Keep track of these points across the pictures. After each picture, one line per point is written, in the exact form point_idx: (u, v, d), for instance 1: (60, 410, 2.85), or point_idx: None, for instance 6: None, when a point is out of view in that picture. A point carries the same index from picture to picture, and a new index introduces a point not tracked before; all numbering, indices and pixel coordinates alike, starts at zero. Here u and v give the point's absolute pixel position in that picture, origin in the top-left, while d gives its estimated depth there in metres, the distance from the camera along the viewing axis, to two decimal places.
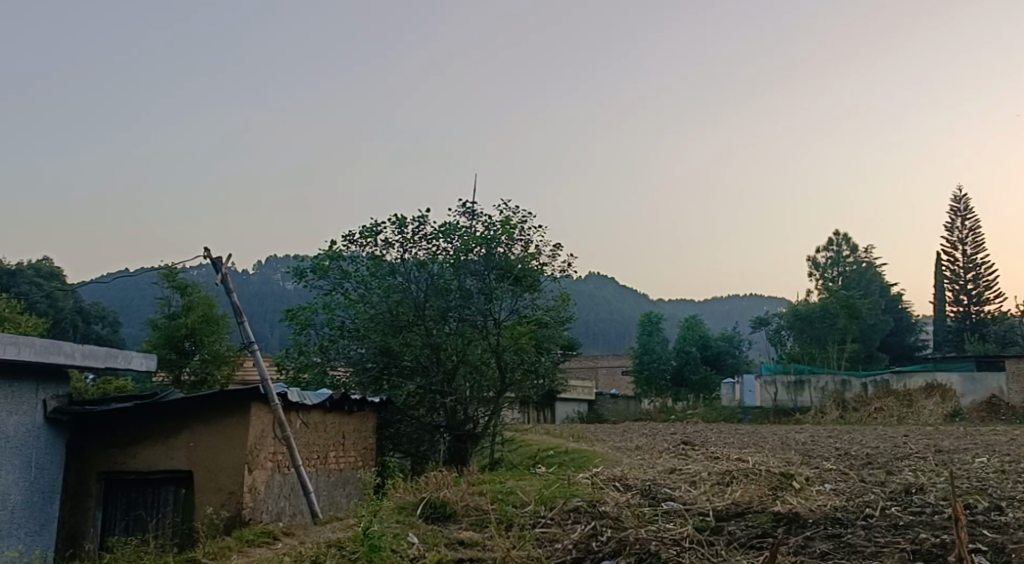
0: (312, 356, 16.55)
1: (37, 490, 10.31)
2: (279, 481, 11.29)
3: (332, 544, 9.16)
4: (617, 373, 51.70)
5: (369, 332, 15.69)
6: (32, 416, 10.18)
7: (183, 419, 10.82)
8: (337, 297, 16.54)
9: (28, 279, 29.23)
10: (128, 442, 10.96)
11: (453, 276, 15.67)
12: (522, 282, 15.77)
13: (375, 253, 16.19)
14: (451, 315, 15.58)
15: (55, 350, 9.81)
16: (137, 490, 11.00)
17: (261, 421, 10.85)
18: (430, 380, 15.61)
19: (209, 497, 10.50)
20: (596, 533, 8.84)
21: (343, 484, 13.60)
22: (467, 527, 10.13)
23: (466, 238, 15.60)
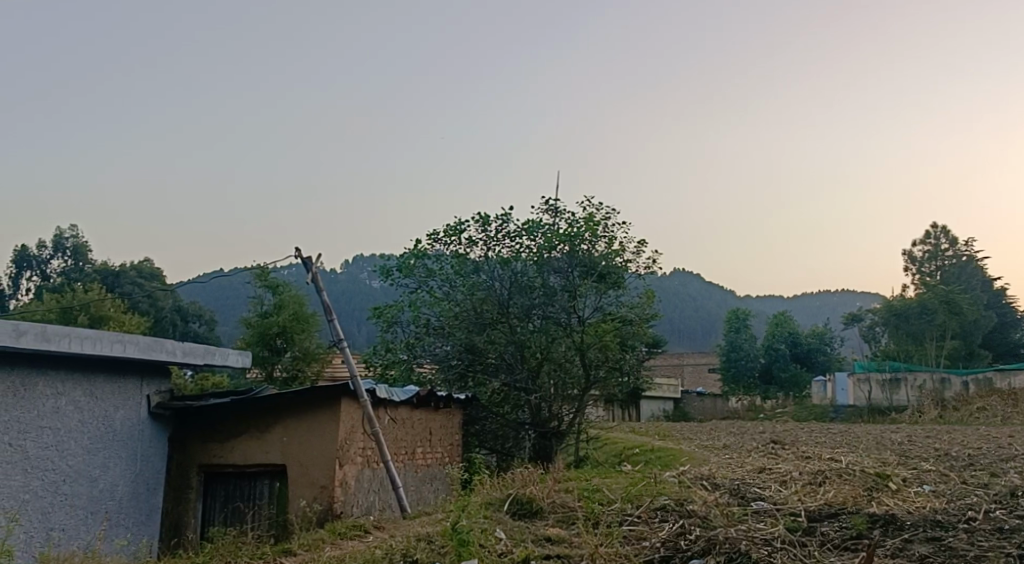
0: (399, 353, 16.80)
1: (143, 482, 10.72)
2: (368, 475, 11.53)
3: (421, 538, 9.31)
4: (704, 371, 51.16)
5: (454, 329, 15.89)
6: (137, 410, 10.59)
7: (278, 414, 11.12)
8: (422, 294, 16.85)
9: (130, 279, 30.39)
10: (226, 436, 11.30)
11: (537, 273, 15.82)
12: (607, 279, 15.90)
13: (459, 251, 16.42)
14: (535, 313, 15.70)
15: (155, 346, 10.18)
16: (234, 483, 11.34)
17: (351, 416, 11.06)
18: (514, 378, 15.69)
19: (302, 490, 10.78)
20: (685, 531, 8.79)
21: (431, 480, 13.79)
22: (554, 524, 10.19)
23: (549, 235, 15.73)
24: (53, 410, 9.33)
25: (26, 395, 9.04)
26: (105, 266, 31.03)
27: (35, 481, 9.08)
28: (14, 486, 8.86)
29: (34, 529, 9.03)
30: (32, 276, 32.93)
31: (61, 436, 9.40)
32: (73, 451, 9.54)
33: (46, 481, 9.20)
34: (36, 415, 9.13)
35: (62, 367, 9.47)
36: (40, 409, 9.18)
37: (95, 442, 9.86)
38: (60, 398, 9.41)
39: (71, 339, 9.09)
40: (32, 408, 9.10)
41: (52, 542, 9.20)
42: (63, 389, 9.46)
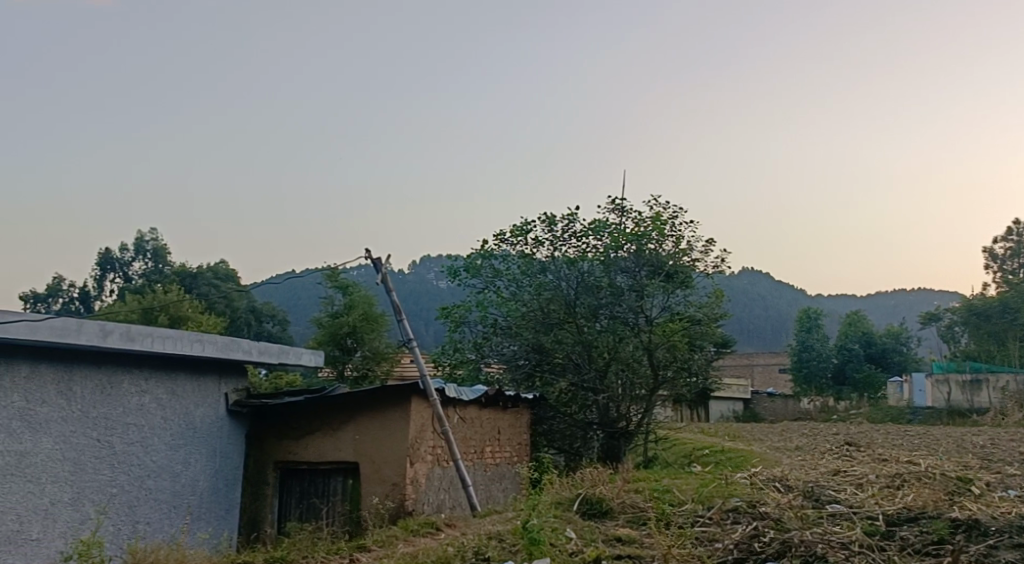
0: (467, 352, 16.98)
1: (222, 478, 10.99)
2: (439, 473, 11.67)
3: (492, 536, 9.39)
4: (775, 371, 50.48)
5: (522, 329, 15.95)
6: (215, 408, 10.86)
7: (350, 412, 11.31)
8: (489, 294, 17.05)
9: (207, 280, 31.14)
10: (301, 434, 11.53)
11: (604, 273, 15.82)
12: (675, 278, 15.77)
13: (526, 251, 16.65)
14: (602, 313, 15.72)
15: (232, 346, 10.43)
16: (309, 479, 11.55)
17: (421, 414, 11.18)
18: (581, 378, 15.68)
19: (374, 487, 10.94)
20: (758, 533, 8.72)
21: (500, 479, 13.87)
22: (625, 524, 10.19)
23: (616, 235, 15.79)
24: (138, 407, 9.63)
25: (112, 393, 9.34)
26: (183, 268, 31.85)
27: (121, 476, 9.38)
28: (103, 481, 9.17)
29: (120, 522, 9.34)
30: (114, 277, 33.93)
31: (145, 432, 9.70)
32: (156, 447, 9.83)
33: (131, 476, 9.50)
34: (122, 412, 9.43)
35: (146, 365, 9.76)
36: (125, 406, 9.48)
37: (177, 438, 10.14)
38: (144, 395, 9.70)
39: (154, 338, 9.37)
40: (118, 405, 9.40)
41: (138, 534, 9.51)
42: (147, 387, 9.75)
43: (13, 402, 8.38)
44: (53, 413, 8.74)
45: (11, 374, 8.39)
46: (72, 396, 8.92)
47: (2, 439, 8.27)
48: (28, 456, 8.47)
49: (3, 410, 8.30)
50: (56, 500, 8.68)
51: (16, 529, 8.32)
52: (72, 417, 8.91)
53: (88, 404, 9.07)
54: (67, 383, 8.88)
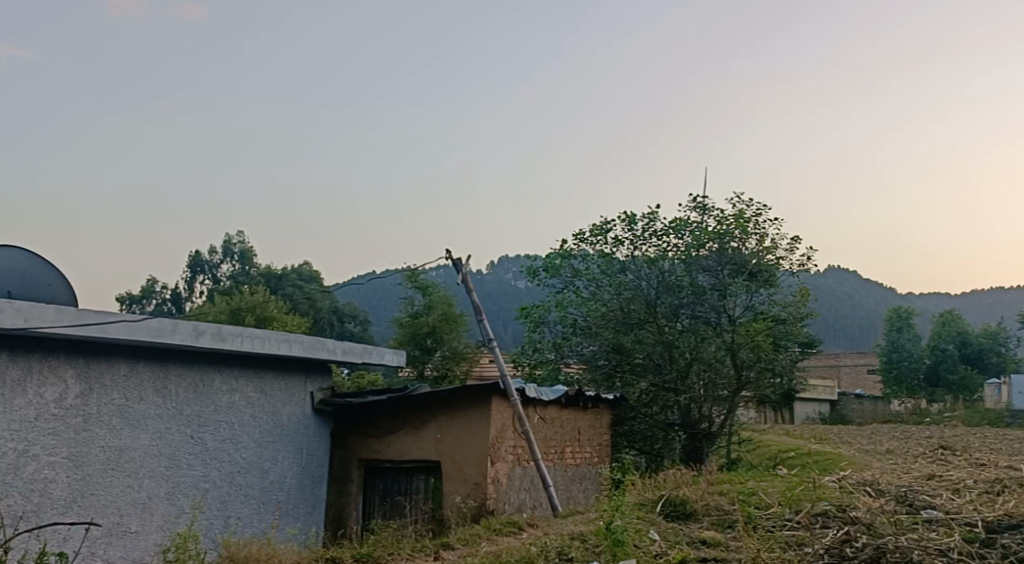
0: (547, 353, 17.03)
1: (309, 475, 11.16)
2: (520, 473, 11.66)
3: (575, 536, 9.34)
4: (864, 372, 49.25)
5: (602, 328, 15.77)
6: (302, 406, 11.03)
7: (433, 411, 11.38)
8: (569, 294, 17.28)
9: (292, 282, 31.75)
10: (384, 432, 11.65)
11: (685, 272, 15.76)
12: (758, 277, 15.61)
13: (606, 250, 16.75)
14: (684, 312, 15.57)
15: (318, 345, 10.59)
16: (392, 478, 11.67)
17: (502, 414, 11.20)
18: (663, 378, 15.26)
19: (456, 486, 10.99)
20: (850, 538, 8.49)
21: (581, 479, 13.78)
22: (709, 526, 10.04)
23: (698, 233, 15.85)
24: (228, 405, 9.84)
25: (205, 391, 9.56)
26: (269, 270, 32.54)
27: (214, 472, 9.60)
28: (196, 476, 9.40)
29: (212, 517, 9.57)
30: (204, 280, 34.82)
31: (235, 429, 9.90)
32: (246, 444, 10.04)
33: (223, 471, 9.71)
34: (213, 410, 9.65)
35: (235, 364, 9.97)
36: (217, 404, 9.70)
37: (265, 436, 10.33)
38: (234, 394, 9.90)
39: (244, 338, 9.56)
40: (211, 403, 9.62)
41: (231, 528, 9.74)
42: (237, 386, 9.96)
43: (112, 399, 8.64)
44: (150, 410, 8.98)
45: (110, 373, 8.66)
46: (167, 394, 9.16)
47: (103, 434, 8.54)
48: (127, 451, 8.73)
49: (103, 407, 8.56)
50: (153, 494, 8.93)
51: (117, 521, 8.59)
52: (167, 414, 9.15)
53: (182, 401, 9.30)
54: (162, 382, 9.12)
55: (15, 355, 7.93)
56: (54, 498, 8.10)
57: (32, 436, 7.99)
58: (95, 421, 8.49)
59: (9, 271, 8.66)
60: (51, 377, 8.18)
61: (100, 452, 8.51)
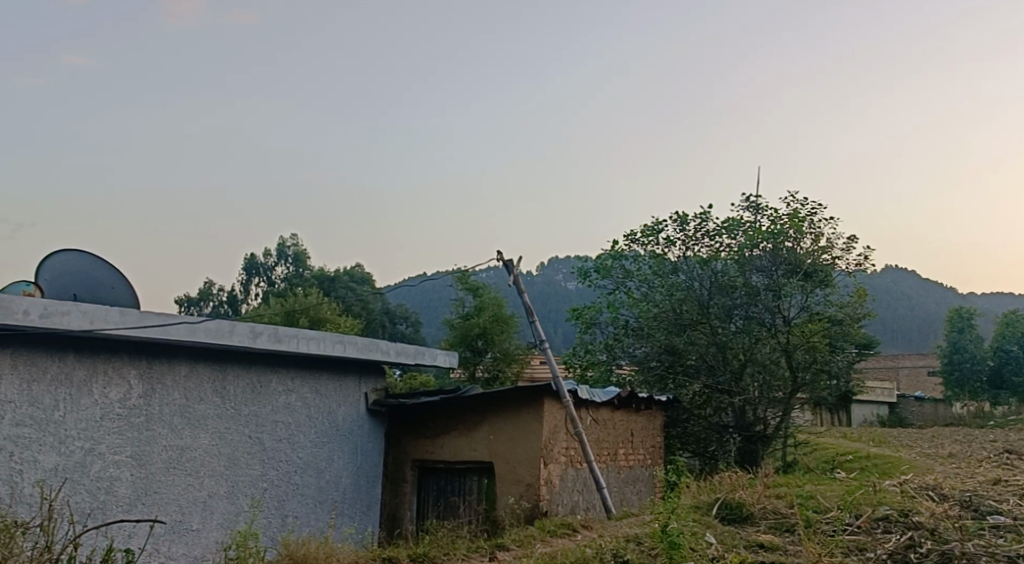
0: (599, 354, 16.97)
1: (363, 475, 11.22)
2: (572, 475, 11.60)
3: (630, 538, 9.27)
4: (923, 374, 48.30)
5: (653, 330, 15.71)
6: (356, 406, 11.10)
7: (486, 412, 11.36)
8: (620, 295, 17.11)
9: (345, 284, 32.04)
10: (437, 432, 11.67)
11: (739, 272, 15.55)
12: (814, 277, 15.35)
13: (657, 251, 16.54)
14: (737, 314, 15.42)
15: (371, 347, 10.64)
16: (446, 478, 11.69)
17: (554, 415, 11.14)
18: (716, 379, 15.21)
19: (509, 487, 10.98)
20: (914, 543, 8.33)
21: (635, 481, 13.68)
22: (766, 530, 9.90)
23: (752, 232, 15.57)
24: (285, 405, 9.93)
25: (262, 391, 9.67)
26: (322, 272, 32.88)
27: (272, 471, 9.71)
28: (255, 475, 9.51)
29: (270, 515, 9.68)
30: (260, 281, 35.35)
31: (292, 430, 10.00)
32: (303, 444, 10.13)
33: (280, 471, 9.81)
34: (271, 410, 9.75)
35: (291, 364, 10.06)
36: (274, 404, 9.80)
37: (321, 436, 10.42)
38: (290, 394, 10.00)
39: (299, 339, 9.63)
40: (268, 403, 9.73)
41: (288, 527, 9.85)
42: (293, 386, 10.06)
43: (174, 399, 8.77)
44: (210, 410, 9.10)
45: (171, 373, 8.79)
46: (226, 394, 9.27)
47: (165, 434, 8.68)
48: (188, 451, 8.86)
49: (165, 407, 8.70)
50: (214, 493, 9.05)
51: (179, 519, 8.73)
52: (227, 414, 9.26)
53: (240, 401, 9.42)
54: (221, 382, 9.24)
55: (80, 357, 8.09)
56: (120, 495, 8.25)
57: (97, 436, 8.14)
58: (158, 421, 8.63)
59: (74, 275, 8.84)
60: (115, 378, 8.33)
61: (163, 451, 8.64)
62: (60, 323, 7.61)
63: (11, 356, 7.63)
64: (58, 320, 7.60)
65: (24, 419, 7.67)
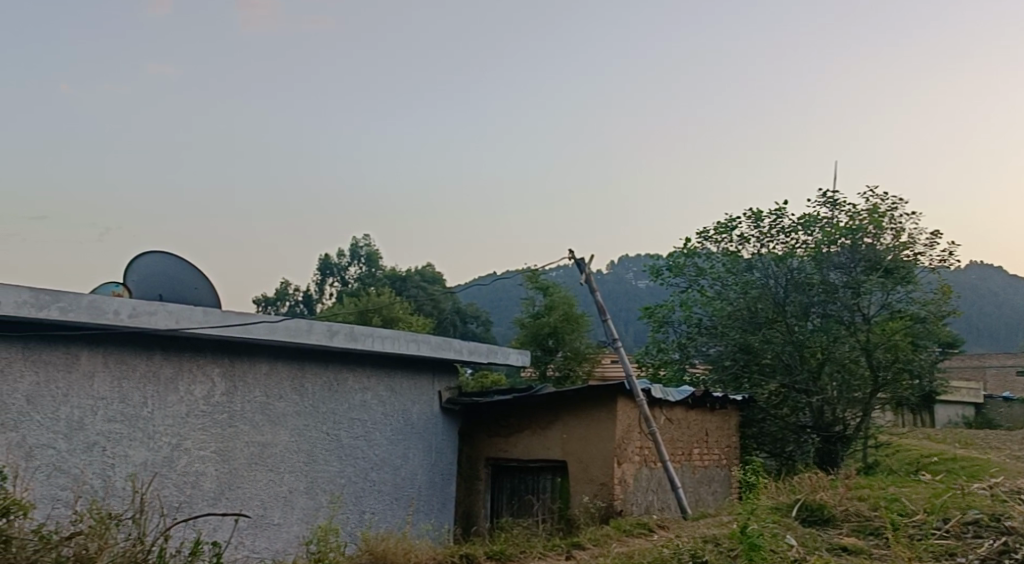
0: (672, 353, 16.84)
1: (438, 472, 11.25)
2: (647, 474, 11.47)
3: (708, 539, 9.12)
4: (1010, 374, 46.77)
5: (728, 329, 15.45)
6: (430, 405, 11.12)
7: (559, 411, 11.29)
8: (693, 294, 16.90)
9: (416, 284, 32.24)
10: (510, 431, 11.64)
11: (816, 269, 15.16)
12: (895, 274, 14.94)
13: (731, 248, 16.36)
14: (813, 311, 15.09)
15: (445, 346, 10.66)
16: (519, 477, 11.67)
17: (628, 414, 11.02)
18: (794, 379, 14.83)
19: (583, 486, 10.89)
20: (1009, 549, 8.05)
21: (710, 482, 13.46)
22: (849, 533, 9.65)
23: (828, 229, 15.16)
24: (361, 403, 10.00)
25: (339, 389, 9.75)
26: (394, 272, 33.16)
27: (349, 468, 9.78)
28: (333, 471, 9.59)
29: (349, 511, 9.76)
30: (334, 281, 35.82)
31: (368, 427, 10.06)
32: (379, 441, 10.19)
33: (357, 468, 9.89)
34: (348, 408, 9.83)
35: (367, 363, 10.12)
36: (350, 402, 9.87)
37: (396, 433, 10.47)
38: (367, 392, 10.07)
39: (375, 337, 9.69)
40: (344, 401, 9.80)
41: (366, 523, 9.92)
42: (369, 384, 10.12)
43: (255, 397, 8.89)
44: (289, 407, 9.21)
45: (252, 371, 8.91)
46: (305, 391, 9.37)
47: (247, 430, 8.80)
48: (270, 447, 8.98)
49: (247, 404, 8.82)
50: (294, 488, 9.16)
51: (261, 514, 8.85)
52: (305, 411, 9.36)
53: (318, 399, 9.51)
54: (299, 380, 9.34)
55: (166, 355, 8.24)
56: (205, 489, 8.39)
57: (183, 431, 8.29)
58: (240, 417, 8.75)
59: (158, 276, 9.02)
60: (199, 375, 8.47)
61: (245, 447, 8.76)
62: (148, 322, 7.77)
63: (101, 353, 7.81)
64: (146, 320, 7.75)
65: (115, 415, 7.84)
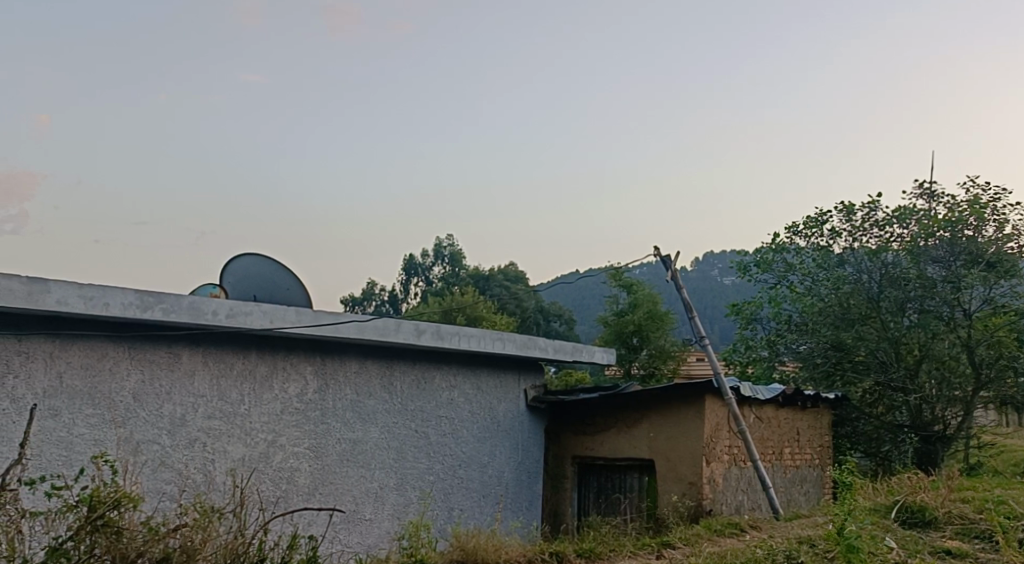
0: (760, 351, 16.49)
1: (525, 471, 11.23)
2: (736, 473, 11.24)
3: (803, 540, 8.87)
4: None
5: (818, 325, 15.03)
6: (516, 403, 11.10)
7: (646, 409, 11.15)
8: (782, 290, 16.63)
9: (500, 283, 32.31)
10: (596, 430, 11.54)
11: (912, 264, 14.58)
12: (997, 267, 14.27)
13: (821, 243, 15.95)
14: (910, 307, 14.47)
15: (530, 344, 10.63)
16: (606, 476, 11.55)
17: (716, 413, 10.82)
18: (890, 377, 14.36)
19: (671, 485, 10.75)
20: None
21: (802, 482, 13.13)
22: (952, 536, 9.30)
23: (926, 222, 14.67)
24: (448, 401, 10.04)
25: (426, 387, 9.80)
26: (477, 272, 33.32)
27: (437, 465, 9.83)
28: (422, 468, 9.65)
29: (438, 508, 9.82)
30: (418, 281, 36.19)
31: (455, 425, 10.09)
32: (466, 439, 10.22)
33: (445, 465, 9.93)
34: (435, 406, 9.88)
35: (452, 361, 10.15)
36: (437, 400, 9.92)
37: (483, 431, 10.48)
38: (453, 390, 10.10)
39: (460, 336, 9.71)
40: (432, 399, 9.85)
41: (455, 520, 9.96)
42: (456, 382, 10.15)
43: (345, 394, 9.00)
44: (379, 405, 9.29)
45: (343, 370, 9.02)
46: (394, 389, 9.45)
47: (339, 427, 8.91)
48: (361, 443, 9.08)
49: (338, 401, 8.94)
50: (384, 485, 9.24)
51: (353, 509, 8.96)
52: (394, 409, 9.44)
53: (406, 397, 9.57)
54: (388, 378, 9.42)
55: (261, 354, 8.39)
56: (300, 485, 8.53)
57: (278, 428, 8.44)
58: (332, 415, 8.87)
59: (253, 279, 9.23)
60: (293, 374, 8.61)
61: (337, 444, 8.88)
62: (245, 322, 7.92)
63: (201, 353, 7.99)
64: (243, 320, 7.90)
65: (215, 412, 8.02)
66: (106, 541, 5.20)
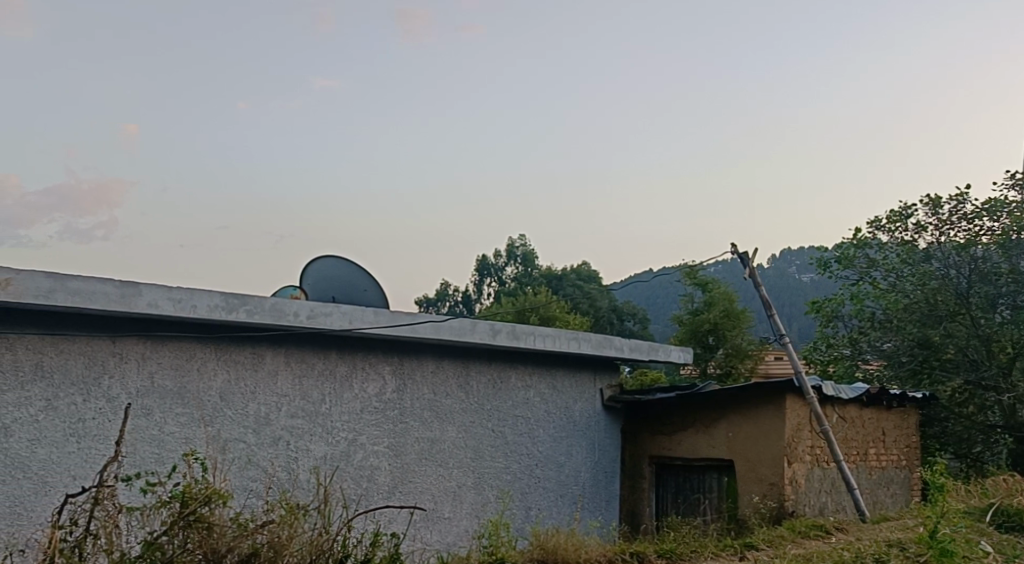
0: (842, 349, 16.00)
1: (602, 471, 11.11)
2: (819, 474, 10.97)
3: (893, 544, 8.57)
4: None
5: (903, 322, 14.61)
6: (592, 403, 11.00)
7: (725, 409, 10.94)
8: (864, 286, 16.14)
9: (573, 282, 32.17)
10: (674, 429, 11.36)
11: (1004, 258, 14.02)
12: None
13: (906, 238, 15.49)
14: (1002, 303, 14.03)
15: (605, 344, 10.52)
16: (684, 476, 11.36)
17: (797, 413, 10.55)
18: (981, 375, 13.85)
19: (752, 486, 10.52)
20: None
21: (889, 484, 12.77)
22: None
23: (1018, 213, 13.93)
24: (524, 401, 9.99)
25: (502, 387, 9.76)
26: (551, 272, 33.24)
27: (515, 464, 9.79)
28: (499, 467, 9.63)
29: (517, 507, 9.78)
30: (492, 282, 36.29)
31: (531, 424, 10.04)
32: (542, 439, 10.16)
33: (523, 464, 9.89)
34: (511, 405, 9.84)
35: (528, 360, 10.10)
36: (514, 399, 9.88)
37: (559, 431, 10.41)
38: (529, 390, 10.05)
39: (536, 335, 9.65)
40: (508, 398, 9.81)
41: (534, 519, 9.91)
42: (532, 382, 10.10)
43: (423, 394, 9.02)
44: (456, 404, 9.29)
45: (420, 369, 9.04)
46: (470, 389, 9.44)
47: (417, 426, 8.93)
48: (439, 442, 9.09)
49: (416, 401, 8.96)
50: (463, 483, 9.24)
51: (432, 507, 8.97)
52: (471, 408, 9.43)
53: (483, 397, 9.56)
54: (465, 378, 9.41)
55: (341, 354, 8.46)
56: (380, 483, 8.57)
57: (359, 427, 8.49)
58: (410, 414, 8.90)
59: (331, 280, 9.30)
60: (372, 373, 8.66)
61: (415, 443, 8.90)
62: (324, 323, 7.98)
63: (283, 353, 8.08)
64: (322, 320, 7.97)
65: (297, 411, 8.10)
66: (197, 536, 5.29)
